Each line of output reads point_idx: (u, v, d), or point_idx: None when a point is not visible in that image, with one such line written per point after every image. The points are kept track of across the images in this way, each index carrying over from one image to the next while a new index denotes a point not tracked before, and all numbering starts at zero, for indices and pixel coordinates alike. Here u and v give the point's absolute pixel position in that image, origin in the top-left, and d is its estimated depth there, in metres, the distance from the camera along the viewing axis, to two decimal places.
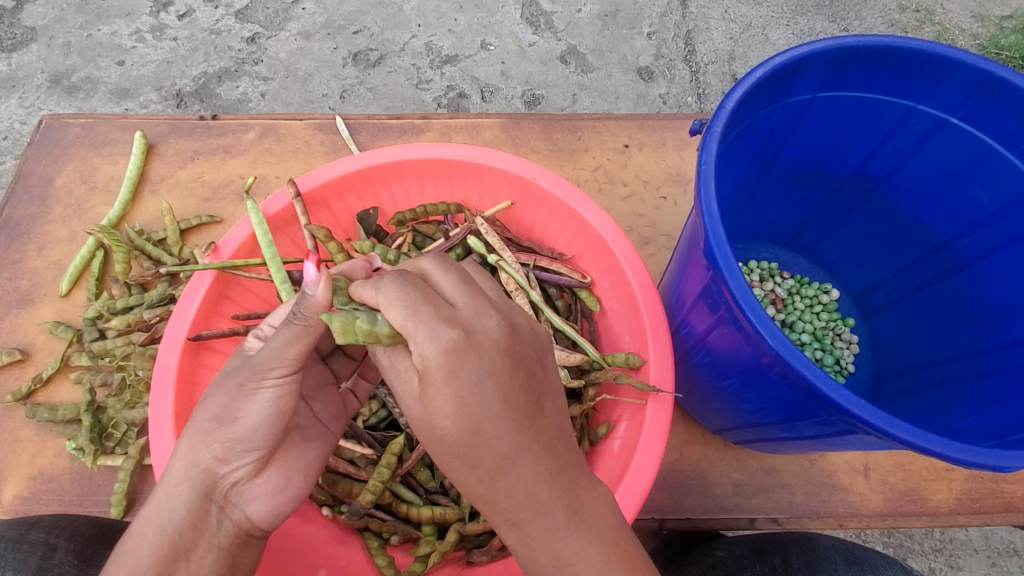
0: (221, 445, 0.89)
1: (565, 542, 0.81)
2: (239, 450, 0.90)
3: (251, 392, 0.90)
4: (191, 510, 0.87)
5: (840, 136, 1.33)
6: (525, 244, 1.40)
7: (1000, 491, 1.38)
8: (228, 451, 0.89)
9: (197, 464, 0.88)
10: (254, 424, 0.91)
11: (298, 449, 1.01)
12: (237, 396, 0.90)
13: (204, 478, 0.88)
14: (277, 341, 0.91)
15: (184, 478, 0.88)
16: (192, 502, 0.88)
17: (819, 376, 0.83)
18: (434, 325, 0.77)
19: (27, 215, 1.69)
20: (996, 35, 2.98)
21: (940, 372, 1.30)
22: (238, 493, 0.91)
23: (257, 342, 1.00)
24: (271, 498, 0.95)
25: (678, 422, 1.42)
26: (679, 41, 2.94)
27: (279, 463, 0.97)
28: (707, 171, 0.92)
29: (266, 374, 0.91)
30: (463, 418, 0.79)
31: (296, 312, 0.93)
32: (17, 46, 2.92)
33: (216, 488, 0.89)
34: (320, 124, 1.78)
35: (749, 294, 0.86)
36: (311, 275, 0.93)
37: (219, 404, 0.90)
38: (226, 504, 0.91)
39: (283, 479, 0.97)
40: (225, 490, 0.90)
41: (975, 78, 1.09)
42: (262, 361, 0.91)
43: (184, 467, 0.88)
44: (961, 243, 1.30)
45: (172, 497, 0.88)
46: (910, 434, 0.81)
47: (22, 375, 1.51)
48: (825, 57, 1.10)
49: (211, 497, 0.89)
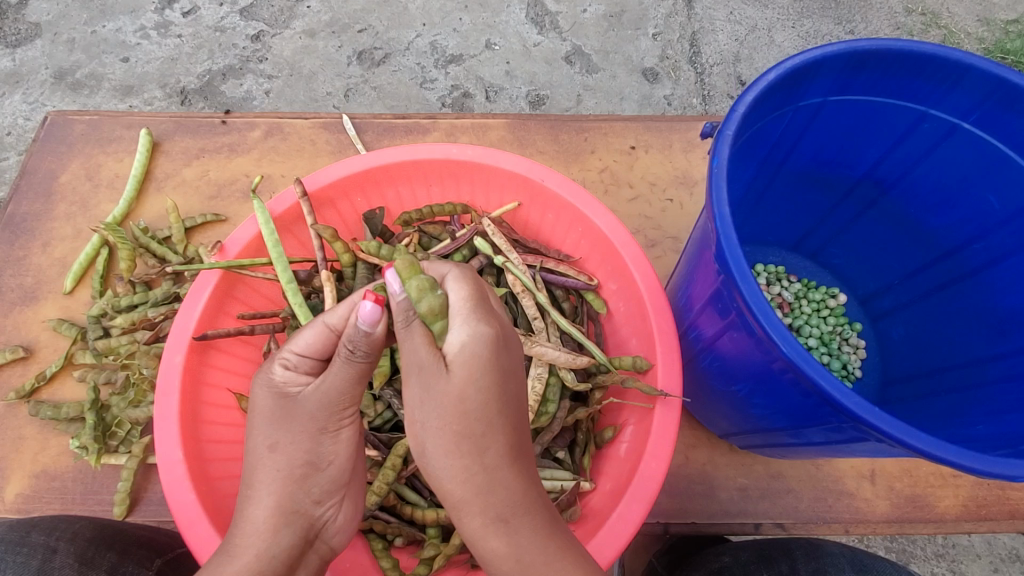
0: (316, 488, 0.90)
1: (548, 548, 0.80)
2: (333, 491, 0.92)
3: (333, 433, 0.92)
4: (294, 554, 0.86)
5: (850, 140, 1.32)
6: (532, 246, 1.39)
7: (1006, 498, 1.37)
8: (324, 493, 0.91)
9: (297, 508, 0.88)
10: (342, 464, 0.93)
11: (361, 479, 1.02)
12: (321, 439, 0.91)
13: None
14: (339, 381, 0.88)
15: (285, 525, 0.86)
16: (293, 546, 0.86)
17: (832, 383, 0.83)
18: (488, 313, 0.84)
19: (32, 212, 1.69)
20: (1002, 39, 2.97)
21: (950, 379, 1.29)
22: (326, 528, 0.92)
23: (286, 374, 0.92)
24: (349, 527, 0.96)
25: (684, 426, 1.41)
26: (684, 42, 2.93)
27: (351, 494, 0.98)
28: (718, 175, 0.91)
29: (344, 416, 0.92)
30: (470, 405, 0.79)
31: (353, 350, 0.85)
32: (21, 41, 2.91)
33: (311, 529, 0.89)
34: (326, 122, 1.77)
35: (762, 299, 0.85)
36: (368, 311, 0.82)
37: (309, 450, 0.90)
38: (316, 542, 0.91)
39: (356, 508, 0.98)
40: (317, 528, 0.91)
41: (990, 84, 1.08)
42: (333, 403, 0.89)
43: (284, 513, 0.87)
44: (970, 249, 1.29)
45: (273, 545, 0.84)
46: (922, 442, 0.80)
47: (25, 372, 1.51)
48: (837, 60, 1.09)
49: (308, 539, 0.89)
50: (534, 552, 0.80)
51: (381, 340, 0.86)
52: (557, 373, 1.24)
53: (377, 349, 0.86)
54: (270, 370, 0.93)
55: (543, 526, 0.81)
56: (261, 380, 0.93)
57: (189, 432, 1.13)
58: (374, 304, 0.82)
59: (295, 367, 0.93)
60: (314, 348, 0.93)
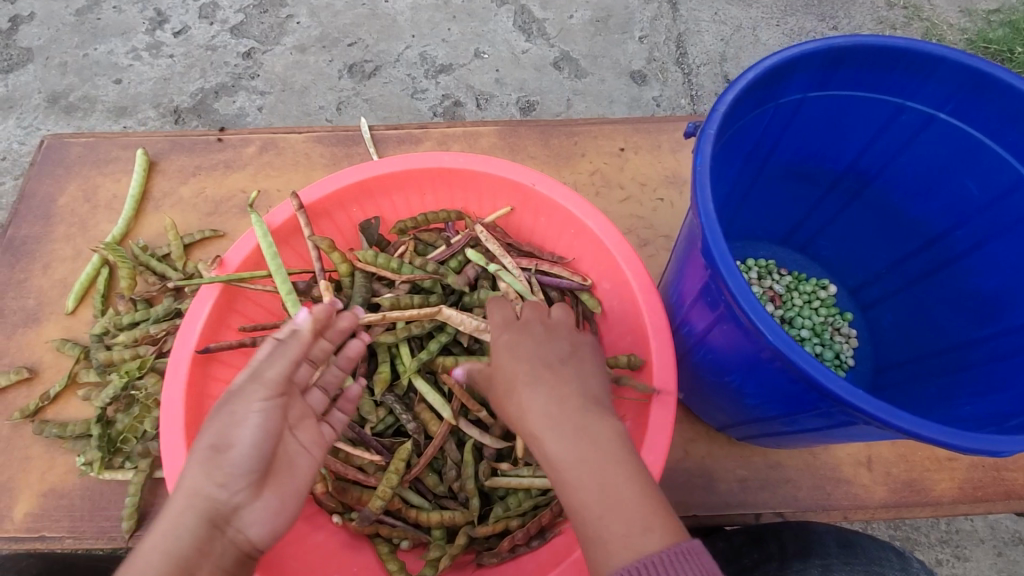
0: (222, 470, 0.93)
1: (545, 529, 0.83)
2: (251, 480, 0.95)
3: (239, 416, 0.96)
4: (197, 535, 0.89)
5: (833, 134, 1.35)
6: (526, 249, 1.43)
7: (1001, 478, 1.39)
8: (227, 476, 0.93)
9: (201, 490, 0.92)
10: (248, 449, 0.95)
11: (295, 478, 1.02)
12: (228, 422, 0.96)
13: (200, 499, 0.91)
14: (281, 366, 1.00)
15: (186, 507, 0.91)
16: (198, 529, 0.90)
17: (817, 368, 0.85)
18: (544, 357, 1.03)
19: (32, 234, 1.71)
20: (984, 29, 3.02)
21: (939, 363, 1.32)
22: (240, 517, 0.93)
23: None
24: (272, 519, 0.97)
25: (683, 420, 1.43)
26: (671, 44, 2.98)
27: (276, 488, 0.98)
28: (702, 172, 0.94)
29: (254, 398, 0.98)
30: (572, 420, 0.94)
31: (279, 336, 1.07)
32: (14, 67, 2.95)
33: (218, 513, 0.91)
34: (319, 136, 1.80)
35: (747, 290, 0.88)
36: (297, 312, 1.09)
37: (213, 434, 0.95)
38: (228, 528, 0.92)
39: (282, 502, 0.98)
40: (227, 515, 0.92)
41: (963, 73, 1.11)
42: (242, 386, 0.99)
43: (196, 497, 0.91)
44: (952, 236, 1.32)
45: (178, 527, 0.89)
46: (906, 421, 0.82)
47: (30, 393, 1.53)
48: (815, 57, 1.12)
49: (215, 523, 0.91)
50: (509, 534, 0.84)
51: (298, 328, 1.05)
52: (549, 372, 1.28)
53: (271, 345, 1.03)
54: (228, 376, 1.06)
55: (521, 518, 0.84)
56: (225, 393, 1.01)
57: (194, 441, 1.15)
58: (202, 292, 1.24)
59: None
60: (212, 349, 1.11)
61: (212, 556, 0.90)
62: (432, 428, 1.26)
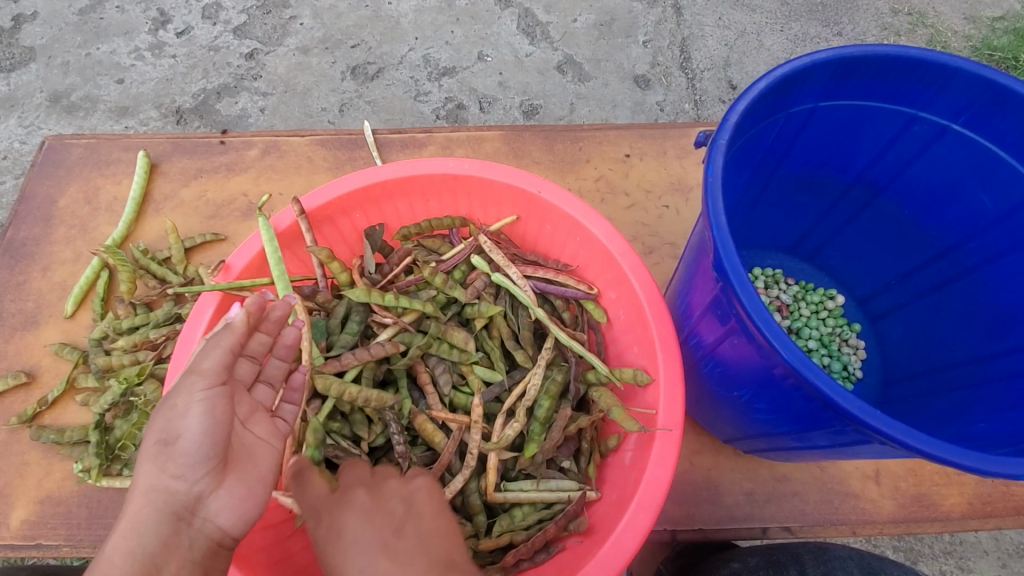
0: (174, 463, 0.94)
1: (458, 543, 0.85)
2: (203, 468, 0.96)
3: (183, 409, 0.97)
4: (161, 529, 0.91)
5: (843, 144, 1.33)
6: (530, 258, 1.41)
7: (1011, 493, 1.38)
8: (181, 468, 0.94)
9: (157, 487, 0.93)
10: (197, 438, 0.96)
11: (259, 460, 1.04)
12: (171, 416, 0.97)
13: (156, 493, 0.93)
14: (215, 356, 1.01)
15: (147, 502, 0.93)
16: (161, 522, 0.92)
17: (832, 387, 0.83)
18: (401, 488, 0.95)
19: (31, 236, 1.69)
20: (988, 36, 3.01)
21: (951, 378, 1.30)
22: (205, 506, 0.95)
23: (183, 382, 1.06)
24: (239, 506, 0.99)
25: (689, 431, 1.42)
26: (675, 48, 2.96)
27: (240, 475, 1.01)
28: (714, 184, 0.93)
29: (195, 389, 0.98)
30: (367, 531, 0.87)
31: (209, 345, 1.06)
32: (15, 65, 2.93)
33: (179, 504, 0.94)
34: (322, 139, 1.79)
35: (761, 306, 0.86)
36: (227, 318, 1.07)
37: (160, 429, 0.96)
38: (194, 520, 0.94)
39: (248, 488, 1.01)
40: (191, 506, 0.94)
41: (978, 85, 1.09)
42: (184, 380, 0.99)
43: (154, 494, 0.93)
44: (964, 249, 1.31)
45: (139, 523, 0.91)
46: (925, 443, 0.81)
47: (28, 398, 1.51)
48: (827, 67, 1.11)
49: (178, 515, 0.93)
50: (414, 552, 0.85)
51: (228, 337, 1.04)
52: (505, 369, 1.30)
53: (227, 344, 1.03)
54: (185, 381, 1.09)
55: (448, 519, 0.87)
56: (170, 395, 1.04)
57: None
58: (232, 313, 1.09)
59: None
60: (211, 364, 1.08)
61: (179, 549, 0.92)
62: (436, 440, 1.25)
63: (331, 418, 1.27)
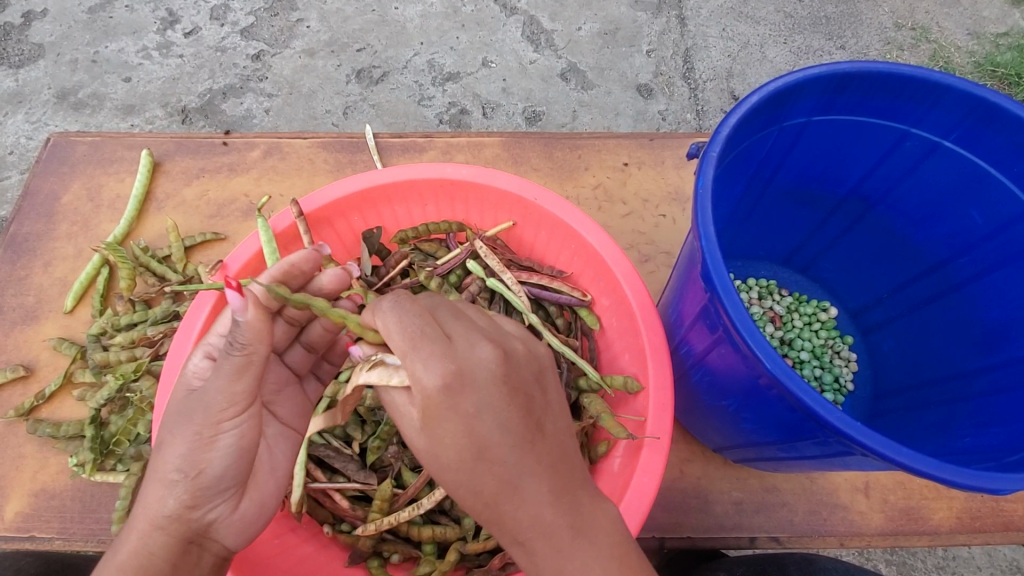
0: (193, 491, 0.94)
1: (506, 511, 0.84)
2: (217, 491, 0.97)
3: (211, 438, 0.96)
4: (172, 550, 0.92)
5: (836, 158, 1.35)
6: (525, 264, 1.43)
7: (1000, 509, 1.38)
8: (199, 497, 0.95)
9: (173, 510, 0.93)
10: (220, 468, 0.97)
11: (272, 478, 1.08)
12: (198, 444, 0.95)
13: (169, 518, 0.93)
14: (224, 378, 0.95)
15: (158, 527, 0.92)
16: (172, 544, 0.92)
17: (814, 398, 0.84)
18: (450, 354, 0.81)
19: (34, 232, 1.71)
20: (992, 52, 3.02)
21: (940, 392, 1.30)
22: (217, 528, 0.98)
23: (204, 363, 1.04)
24: (247, 529, 1.02)
25: (679, 439, 1.42)
26: (678, 58, 2.99)
27: (252, 495, 1.04)
28: (703, 195, 0.94)
29: (223, 418, 0.96)
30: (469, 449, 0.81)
31: (231, 343, 0.94)
32: (24, 62, 2.97)
33: (193, 530, 0.95)
34: (324, 142, 1.81)
35: (746, 316, 0.87)
36: (235, 300, 0.95)
37: (182, 454, 0.94)
38: (205, 543, 0.97)
39: (260, 507, 1.04)
40: (205, 527, 0.96)
41: (969, 103, 1.11)
42: (215, 405, 0.95)
43: (168, 518, 0.93)
44: (955, 263, 1.32)
45: (148, 544, 0.91)
46: (905, 456, 0.82)
47: (25, 391, 1.52)
48: (820, 82, 1.12)
49: (190, 540, 0.94)
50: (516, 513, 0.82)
51: (258, 330, 0.95)
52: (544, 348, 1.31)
53: (256, 337, 0.95)
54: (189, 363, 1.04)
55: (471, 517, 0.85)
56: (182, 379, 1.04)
57: None
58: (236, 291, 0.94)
59: (212, 355, 1.04)
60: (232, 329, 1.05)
61: (187, 567, 0.94)
62: None
63: None
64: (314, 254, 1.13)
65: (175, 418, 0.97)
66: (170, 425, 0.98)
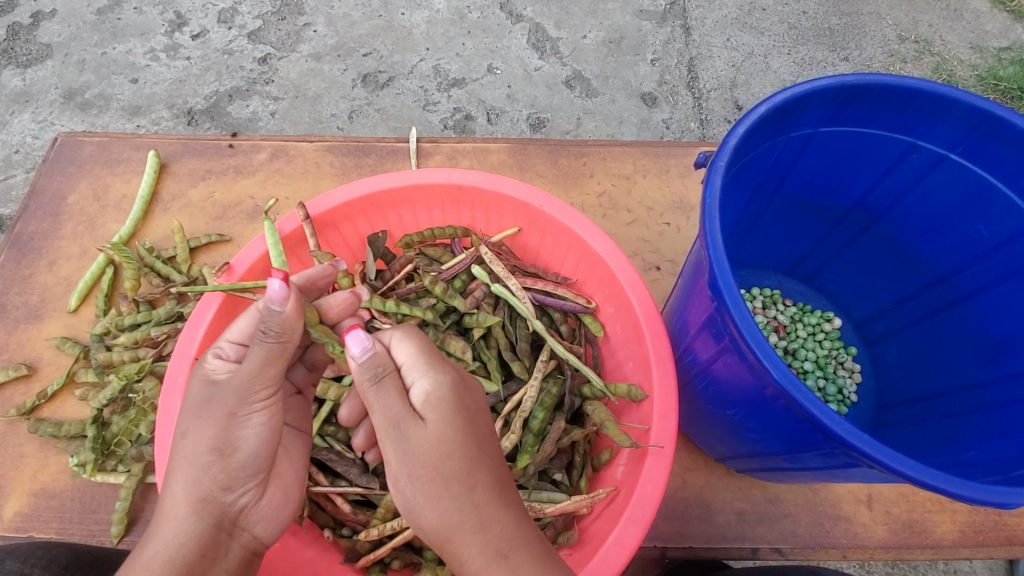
0: (224, 475, 0.95)
1: (463, 509, 0.86)
2: (241, 476, 0.98)
3: (241, 418, 0.97)
4: (202, 539, 0.92)
5: (842, 169, 1.35)
6: (530, 270, 1.43)
7: (1003, 523, 1.37)
8: (231, 480, 0.96)
9: (204, 496, 0.94)
10: (250, 450, 0.98)
11: (291, 468, 1.11)
12: (232, 426, 0.96)
13: (202, 503, 0.93)
14: (253, 361, 0.96)
15: (191, 511, 0.92)
16: (204, 532, 0.93)
17: (821, 409, 0.84)
18: (438, 367, 0.95)
19: (40, 230, 1.72)
20: (994, 66, 3.04)
21: (944, 405, 1.30)
22: (246, 515, 0.98)
23: (221, 364, 1.01)
24: (274, 515, 1.03)
25: (681, 448, 1.42)
26: (682, 68, 3.00)
27: (276, 483, 1.06)
28: (711, 205, 0.94)
29: (255, 399, 0.97)
30: (438, 460, 0.87)
31: (266, 331, 0.95)
32: (32, 62, 2.99)
33: (223, 514, 0.95)
34: (330, 146, 1.81)
35: (753, 325, 0.87)
36: (276, 289, 0.95)
37: (213, 437, 0.95)
38: (235, 530, 0.97)
39: (285, 494, 1.06)
40: (235, 515, 0.97)
41: (976, 116, 1.11)
42: (247, 387, 0.96)
43: (199, 505, 0.93)
44: (961, 276, 1.32)
45: (180, 532, 0.90)
46: (911, 468, 0.81)
47: (28, 390, 1.52)
48: (826, 93, 1.13)
49: (220, 524, 0.95)
50: (484, 514, 0.87)
51: (294, 320, 0.97)
52: (547, 383, 1.31)
53: (290, 326, 0.96)
54: (204, 362, 1.02)
55: (432, 508, 0.87)
56: (196, 372, 1.01)
57: None
58: (280, 280, 0.95)
59: (226, 356, 1.02)
60: (246, 334, 1.03)
61: (216, 558, 0.93)
62: None
63: (326, 422, 1.29)
64: (332, 271, 1.25)
65: (199, 407, 0.97)
66: (190, 416, 0.97)
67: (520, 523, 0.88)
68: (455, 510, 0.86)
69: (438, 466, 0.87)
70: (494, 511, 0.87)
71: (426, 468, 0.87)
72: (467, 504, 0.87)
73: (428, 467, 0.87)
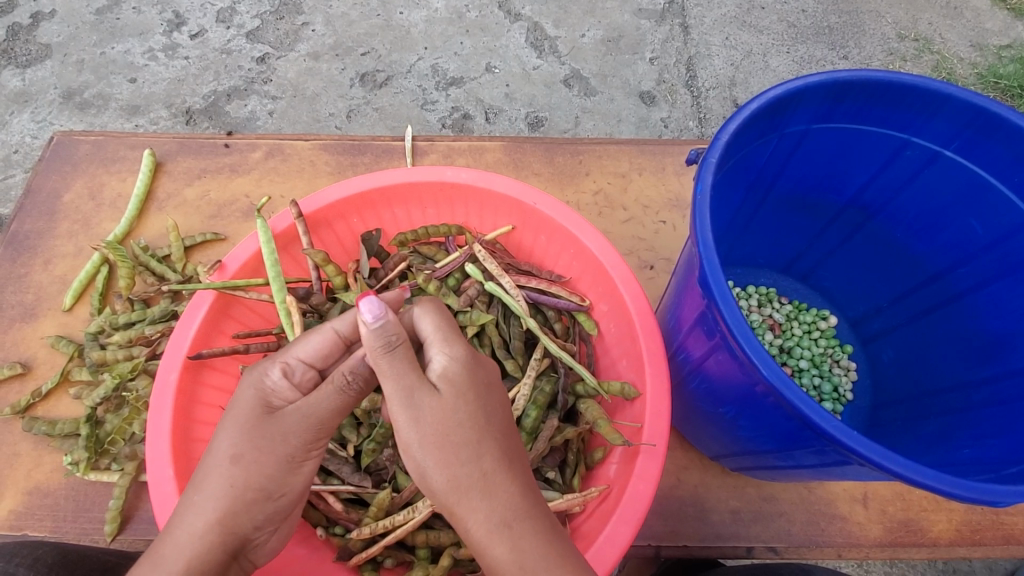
0: (263, 513, 0.93)
1: (471, 478, 0.84)
2: (274, 517, 0.96)
3: (297, 463, 0.96)
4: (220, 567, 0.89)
5: (837, 166, 1.35)
6: (524, 268, 1.42)
7: (1000, 522, 1.36)
8: (267, 519, 0.94)
9: (238, 530, 0.91)
10: (293, 493, 0.97)
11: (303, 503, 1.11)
12: (290, 469, 0.95)
13: (233, 537, 0.90)
14: (330, 405, 0.95)
15: (219, 541, 0.89)
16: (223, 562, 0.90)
17: (810, 405, 0.84)
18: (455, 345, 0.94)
19: (35, 229, 1.72)
20: (995, 64, 3.02)
21: (939, 403, 1.30)
22: (256, 549, 0.97)
23: (280, 381, 0.98)
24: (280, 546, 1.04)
25: (675, 447, 1.42)
26: (681, 66, 2.99)
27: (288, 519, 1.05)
28: (702, 201, 0.94)
29: (315, 447, 0.97)
30: (446, 426, 0.86)
31: (350, 382, 0.95)
32: (31, 62, 2.99)
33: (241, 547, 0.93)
34: (326, 144, 1.81)
35: (743, 323, 0.87)
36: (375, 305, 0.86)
37: (268, 475, 0.92)
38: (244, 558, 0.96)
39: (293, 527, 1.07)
40: (248, 548, 0.95)
41: (970, 113, 1.11)
42: (313, 436, 0.95)
43: (226, 535, 0.90)
44: (954, 274, 1.32)
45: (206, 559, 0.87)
46: (901, 466, 0.81)
47: (22, 389, 1.52)
48: (819, 90, 1.12)
49: (235, 556, 0.93)
50: (493, 481, 0.84)
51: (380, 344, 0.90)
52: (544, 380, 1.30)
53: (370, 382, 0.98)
54: (267, 372, 0.97)
55: (440, 472, 0.84)
56: (252, 380, 0.96)
57: (180, 448, 1.14)
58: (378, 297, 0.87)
59: (290, 375, 0.99)
60: (315, 358, 1.01)
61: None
62: None
63: None
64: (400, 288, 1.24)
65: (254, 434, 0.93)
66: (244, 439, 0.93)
67: (527, 497, 0.84)
68: (459, 476, 0.84)
69: (448, 434, 0.85)
70: (501, 479, 0.84)
71: (436, 430, 0.86)
72: (473, 472, 0.84)
73: (437, 433, 0.85)
